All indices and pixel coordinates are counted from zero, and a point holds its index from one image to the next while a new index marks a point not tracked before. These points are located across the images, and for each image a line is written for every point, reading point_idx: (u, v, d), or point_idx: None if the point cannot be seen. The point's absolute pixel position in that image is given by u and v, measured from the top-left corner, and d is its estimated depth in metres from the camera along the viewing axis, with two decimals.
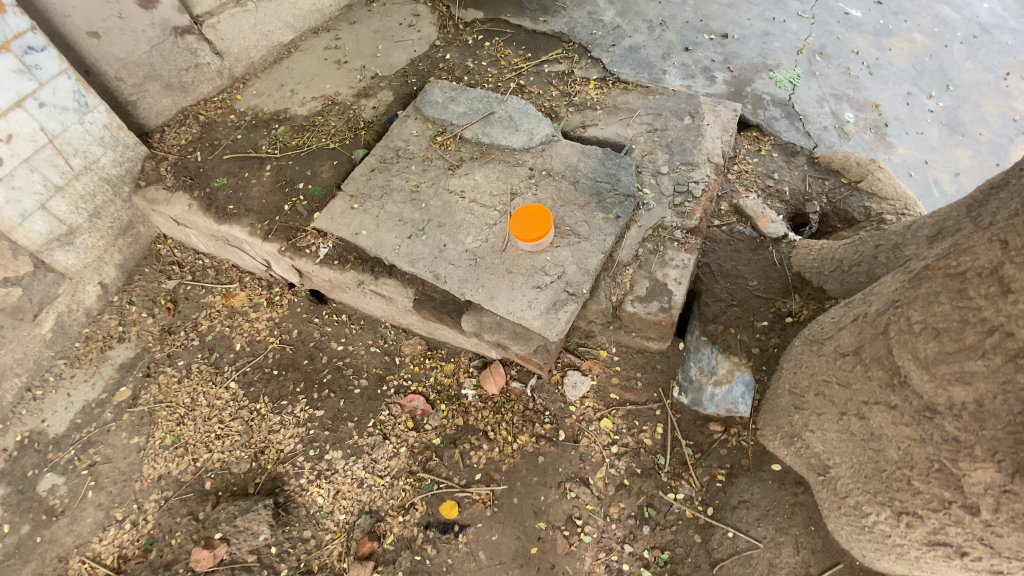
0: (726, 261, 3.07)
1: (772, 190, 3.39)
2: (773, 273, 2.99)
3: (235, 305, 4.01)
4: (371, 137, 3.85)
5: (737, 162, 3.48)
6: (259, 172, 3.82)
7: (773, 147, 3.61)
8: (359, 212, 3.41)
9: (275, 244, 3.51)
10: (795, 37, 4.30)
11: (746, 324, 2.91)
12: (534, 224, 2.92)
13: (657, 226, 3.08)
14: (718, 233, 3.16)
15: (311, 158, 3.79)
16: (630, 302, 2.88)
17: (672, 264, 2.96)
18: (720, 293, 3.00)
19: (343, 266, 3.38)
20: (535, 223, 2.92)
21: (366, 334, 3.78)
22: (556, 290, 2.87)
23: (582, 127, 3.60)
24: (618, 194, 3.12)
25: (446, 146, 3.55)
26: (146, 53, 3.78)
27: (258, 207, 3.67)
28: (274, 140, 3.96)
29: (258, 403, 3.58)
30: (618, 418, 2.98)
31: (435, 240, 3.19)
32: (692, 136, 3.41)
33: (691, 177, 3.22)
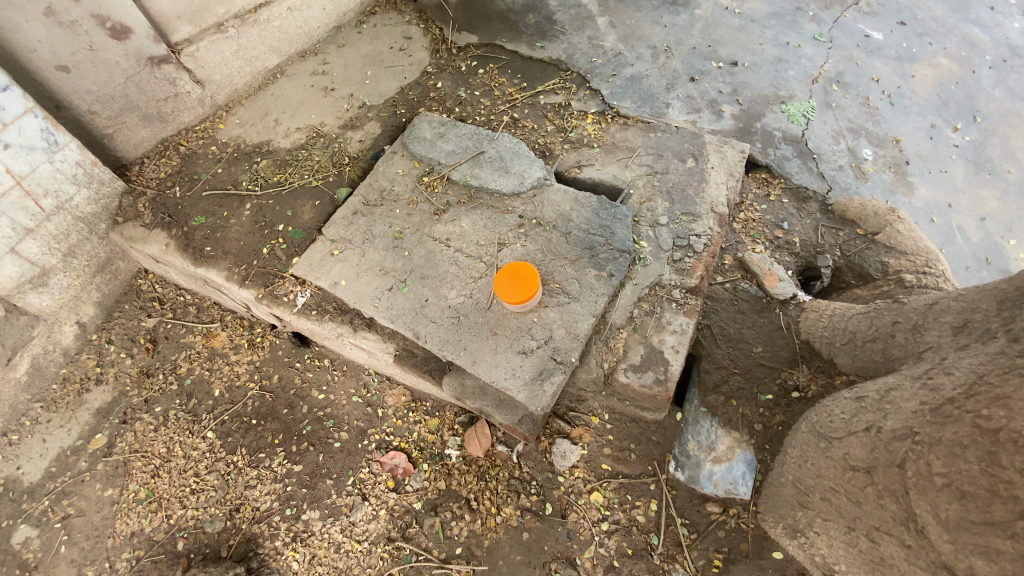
0: (729, 324, 2.83)
1: (780, 241, 3.15)
2: (780, 339, 2.76)
3: (215, 346, 3.86)
4: (356, 174, 3.65)
5: (743, 210, 3.23)
6: (238, 212, 3.66)
7: (783, 192, 3.37)
8: (339, 260, 3.20)
9: (252, 291, 3.34)
10: (811, 64, 4.02)
11: (748, 396, 2.69)
12: (519, 285, 2.62)
13: (655, 284, 2.82)
14: (721, 291, 2.92)
15: (292, 197, 3.61)
16: (622, 370, 2.64)
17: (670, 327, 2.70)
18: (721, 360, 2.77)
19: (320, 317, 3.19)
20: (520, 283, 2.63)
21: (349, 382, 3.61)
22: (542, 357, 2.63)
23: (577, 167, 3.33)
24: (613, 249, 2.85)
25: (432, 188, 3.30)
26: (120, 85, 3.61)
27: (236, 250, 3.52)
28: (256, 176, 3.79)
29: (235, 456, 3.45)
30: (609, 492, 2.79)
31: (416, 294, 2.97)
32: (695, 182, 3.15)
33: (694, 229, 2.97)
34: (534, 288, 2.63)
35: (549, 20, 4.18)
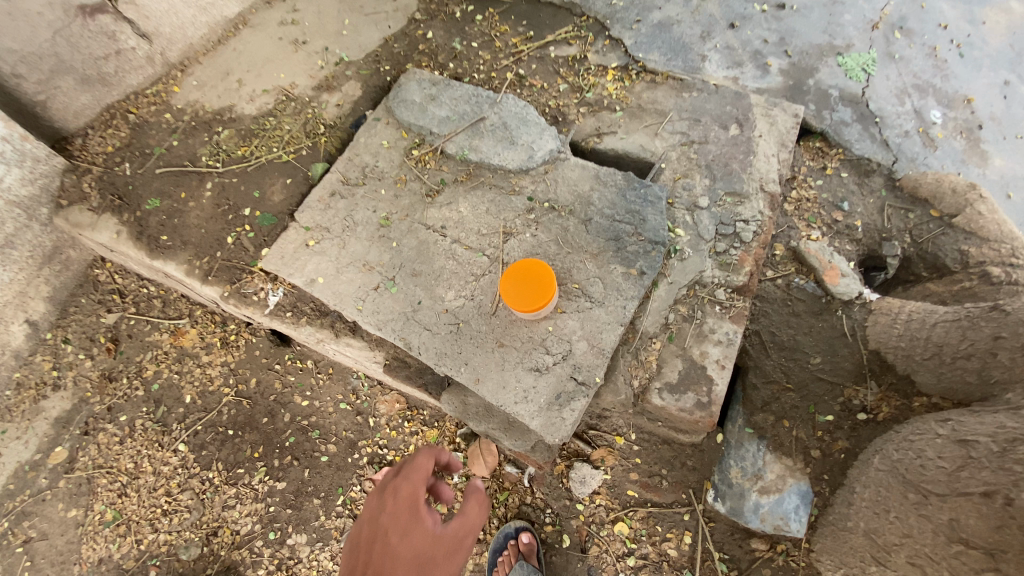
0: (782, 329, 2.37)
1: (840, 226, 2.65)
2: (843, 348, 2.31)
3: (184, 346, 3.41)
4: (334, 146, 3.10)
5: (796, 187, 2.71)
6: (199, 194, 3.15)
7: (841, 164, 2.85)
8: (315, 252, 2.70)
9: (216, 289, 2.88)
10: (870, 6, 3.36)
11: (804, 416, 2.27)
12: (524, 297, 2.14)
13: (694, 283, 2.33)
14: (772, 289, 2.44)
15: (259, 174, 3.07)
16: (656, 390, 2.19)
17: (714, 337, 2.24)
18: (771, 373, 2.33)
19: (296, 320, 2.73)
20: (527, 294, 2.14)
21: (336, 387, 3.16)
22: (560, 376, 2.19)
23: (596, 136, 2.78)
24: (643, 240, 2.34)
25: (423, 163, 2.75)
26: (49, 42, 3.00)
27: (197, 239, 3.02)
28: (217, 150, 3.25)
29: (210, 472, 3.09)
30: (636, 522, 2.43)
31: (407, 295, 2.50)
32: (741, 154, 2.61)
33: (740, 213, 2.46)
34: (545, 299, 2.14)
35: None
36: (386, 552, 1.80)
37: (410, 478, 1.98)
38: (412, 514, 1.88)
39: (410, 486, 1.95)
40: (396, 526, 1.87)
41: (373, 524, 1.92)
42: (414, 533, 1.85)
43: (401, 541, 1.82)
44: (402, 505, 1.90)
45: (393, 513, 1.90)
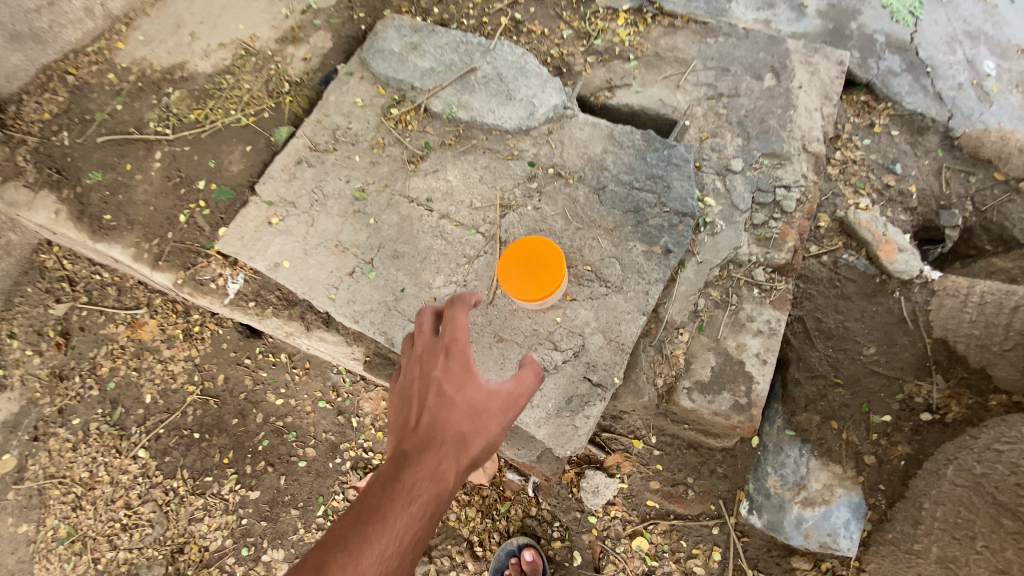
0: (829, 314, 2.02)
1: (892, 192, 2.27)
2: (902, 337, 1.96)
3: (143, 340, 3.02)
4: (301, 106, 2.67)
5: (840, 147, 2.32)
6: (146, 165, 2.72)
7: (890, 121, 2.45)
8: (278, 231, 2.30)
9: (168, 276, 2.48)
10: None
11: (855, 417, 1.95)
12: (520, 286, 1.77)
13: (728, 261, 1.96)
14: (816, 267, 2.08)
15: (215, 141, 2.64)
16: (684, 390, 1.85)
17: (753, 326, 1.88)
18: (817, 366, 1.99)
19: (260, 311, 2.35)
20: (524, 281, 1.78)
21: (313, 384, 2.79)
22: (572, 376, 1.83)
23: (607, 89, 2.36)
24: (668, 211, 1.96)
25: (404, 124, 2.33)
26: None
27: (146, 217, 2.61)
28: (167, 113, 2.80)
29: (175, 481, 2.76)
30: (657, 537, 2.12)
31: (388, 281, 2.12)
32: (779, 108, 2.21)
33: (779, 178, 2.07)
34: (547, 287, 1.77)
35: None
36: (433, 406, 1.47)
37: (453, 333, 1.52)
38: (461, 371, 1.49)
39: (455, 341, 1.52)
40: (442, 382, 1.49)
41: (413, 378, 1.56)
42: (466, 390, 1.48)
43: (451, 397, 1.48)
44: (448, 359, 1.50)
45: (437, 366, 1.51)
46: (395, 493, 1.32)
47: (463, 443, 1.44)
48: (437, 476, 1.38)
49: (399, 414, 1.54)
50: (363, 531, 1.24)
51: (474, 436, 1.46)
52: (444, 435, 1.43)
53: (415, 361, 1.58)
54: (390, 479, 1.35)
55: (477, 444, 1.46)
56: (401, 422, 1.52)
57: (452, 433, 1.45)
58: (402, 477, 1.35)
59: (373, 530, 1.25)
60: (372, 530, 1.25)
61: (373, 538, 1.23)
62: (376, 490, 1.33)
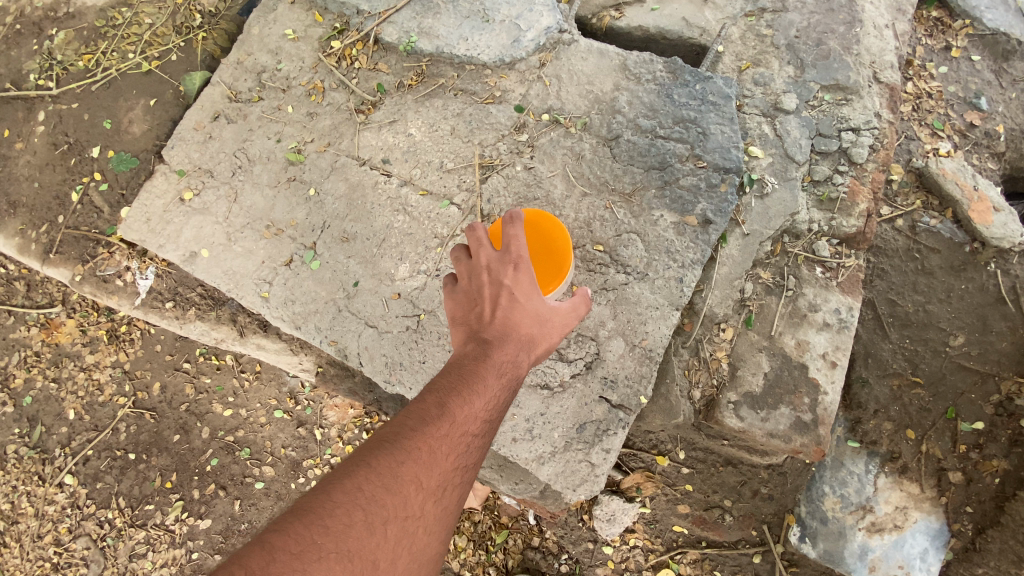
0: (907, 294, 1.58)
1: (976, 133, 1.80)
2: (998, 322, 1.55)
3: (61, 344, 2.43)
4: (218, 44, 2.07)
5: (912, 75, 1.82)
6: (28, 129, 2.12)
7: (969, 43, 1.94)
8: (192, 210, 1.78)
9: (64, 271, 1.95)
10: None
11: (938, 424, 1.54)
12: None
13: (783, 231, 1.50)
14: (890, 235, 1.61)
15: (111, 94, 2.05)
16: (729, 406, 1.43)
17: (817, 318, 1.44)
18: (890, 363, 1.56)
19: (181, 315, 1.88)
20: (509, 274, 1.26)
21: (266, 390, 2.31)
22: (582, 396, 1.42)
23: (614, 7, 1.80)
24: (703, 168, 1.48)
25: (350, 61, 1.77)
26: None
27: (32, 197, 2.05)
28: (50, 61, 2.17)
29: (110, 511, 2.36)
30: (687, 569, 1.73)
31: (337, 272, 1.65)
32: (841, 25, 1.69)
33: (846, 118, 1.58)
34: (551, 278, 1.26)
35: None
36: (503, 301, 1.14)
37: (514, 233, 1.12)
38: (530, 268, 1.13)
39: (520, 241, 1.12)
40: (511, 280, 1.10)
41: (468, 271, 1.16)
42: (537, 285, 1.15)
43: (522, 295, 1.11)
44: (517, 261, 1.11)
45: (499, 261, 1.12)
46: (486, 363, 1.04)
47: (540, 336, 1.13)
48: (521, 361, 1.09)
49: (453, 307, 1.18)
50: (464, 386, 1.00)
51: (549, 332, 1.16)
52: (520, 329, 1.09)
53: (466, 257, 1.17)
54: (474, 353, 1.06)
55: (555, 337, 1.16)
56: (456, 316, 1.16)
57: (527, 327, 1.10)
58: (488, 350, 1.06)
59: (477, 386, 1.01)
60: (474, 387, 1.01)
61: (479, 395, 1.00)
62: (460, 360, 1.06)
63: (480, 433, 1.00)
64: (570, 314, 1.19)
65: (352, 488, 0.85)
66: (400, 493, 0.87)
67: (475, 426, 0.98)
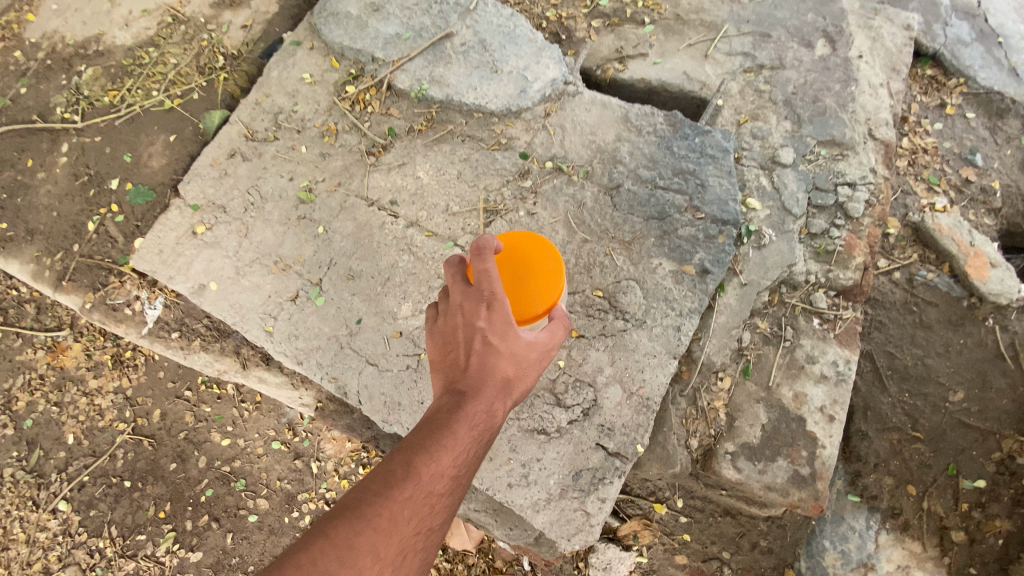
0: (906, 348, 1.58)
1: (971, 189, 1.83)
2: (997, 379, 1.54)
3: (65, 368, 2.45)
4: (238, 85, 2.17)
5: (908, 131, 1.87)
6: (51, 160, 2.20)
7: (964, 101, 2.00)
8: (203, 244, 1.83)
9: (75, 298, 2.00)
10: None
11: (939, 481, 1.52)
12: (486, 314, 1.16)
13: (780, 282, 1.52)
14: (888, 287, 1.63)
15: (133, 129, 2.14)
16: (726, 456, 1.42)
17: (814, 370, 1.45)
18: (890, 417, 1.55)
19: (186, 345, 1.91)
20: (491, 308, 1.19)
21: (265, 421, 2.31)
22: (579, 444, 1.42)
23: (618, 60, 1.89)
24: (701, 220, 1.52)
25: (363, 105, 1.85)
26: None
27: (48, 226, 2.11)
28: (77, 95, 2.27)
29: (102, 540, 2.34)
30: None
31: (342, 309, 1.68)
32: (837, 83, 1.76)
33: (842, 173, 1.62)
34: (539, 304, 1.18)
35: None
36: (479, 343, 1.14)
37: (484, 269, 1.06)
38: (505, 308, 1.10)
39: (491, 279, 1.07)
40: (484, 322, 1.10)
41: (446, 311, 1.17)
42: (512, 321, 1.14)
43: (497, 337, 1.10)
44: (489, 300, 1.08)
45: (472, 301, 1.10)
46: (459, 415, 1.05)
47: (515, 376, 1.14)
48: (495, 407, 1.10)
49: (433, 349, 1.20)
50: (432, 444, 1.01)
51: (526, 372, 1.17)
52: (495, 373, 1.10)
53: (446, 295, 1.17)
54: (448, 405, 1.07)
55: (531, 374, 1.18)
56: (436, 359, 1.18)
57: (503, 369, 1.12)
58: (461, 401, 1.07)
59: (445, 442, 1.02)
60: (441, 446, 1.01)
61: (445, 454, 1.00)
62: (435, 412, 1.07)
63: (445, 492, 1.00)
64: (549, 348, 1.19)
65: (307, 562, 0.83)
66: (356, 563, 0.86)
67: (440, 486, 0.99)
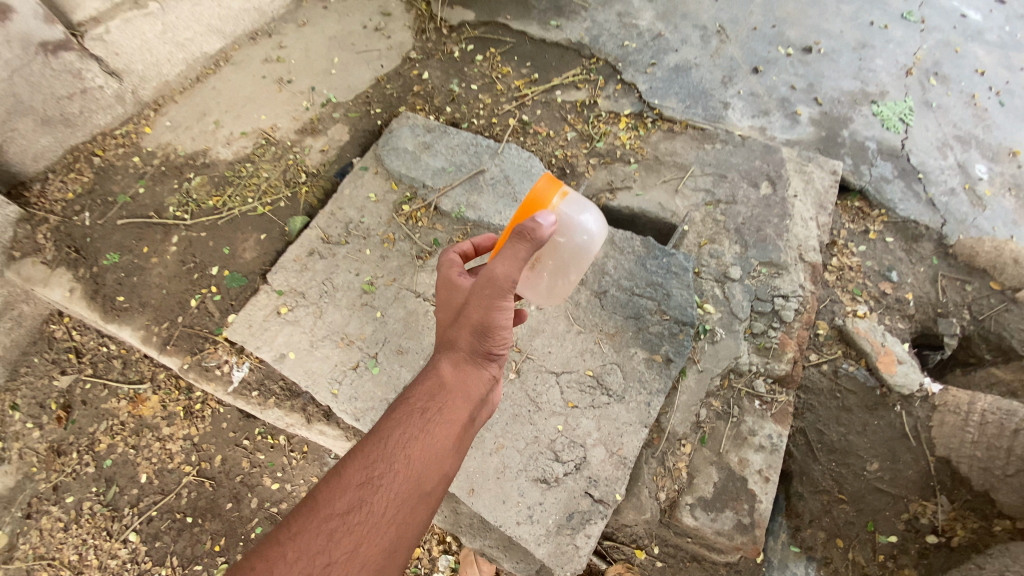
0: (831, 426, 2.02)
1: (888, 299, 2.32)
2: (905, 453, 1.95)
3: (144, 416, 2.91)
4: (316, 197, 2.82)
5: (837, 252, 2.40)
6: (163, 249, 2.78)
7: (884, 227, 2.53)
8: (286, 321, 2.35)
9: (175, 360, 2.51)
10: (901, 51, 3.24)
11: (860, 535, 1.90)
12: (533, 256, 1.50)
13: (729, 370, 2.00)
14: (816, 376, 2.09)
15: (231, 228, 2.74)
16: (686, 506, 1.83)
17: (755, 441, 1.89)
18: (820, 481, 1.96)
19: (263, 402, 2.40)
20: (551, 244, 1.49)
21: (310, 469, 2.78)
22: (573, 492, 1.85)
23: (609, 191, 2.47)
24: (668, 320, 2.02)
25: (416, 220, 2.45)
26: (4, 81, 2.56)
27: (157, 301, 2.66)
28: (187, 198, 2.89)
29: (163, 569, 2.71)
30: None
31: (392, 377, 2.20)
32: (775, 217, 2.31)
33: (777, 287, 2.13)
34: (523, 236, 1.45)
35: None
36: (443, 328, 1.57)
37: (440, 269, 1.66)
38: (442, 291, 1.56)
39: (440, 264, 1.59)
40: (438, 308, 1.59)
41: None
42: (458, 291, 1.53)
43: (441, 316, 1.55)
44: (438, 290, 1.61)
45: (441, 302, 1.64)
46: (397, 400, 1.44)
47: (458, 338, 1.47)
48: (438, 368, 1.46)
49: None
50: (342, 464, 1.30)
51: (463, 330, 1.45)
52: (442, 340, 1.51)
53: None
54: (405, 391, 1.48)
55: (472, 325, 1.43)
56: None
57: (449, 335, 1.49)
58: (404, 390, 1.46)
59: (356, 456, 1.31)
60: (346, 465, 1.29)
61: (348, 465, 1.28)
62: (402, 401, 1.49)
63: (348, 504, 1.22)
64: (477, 297, 1.41)
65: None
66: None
67: (338, 502, 1.22)
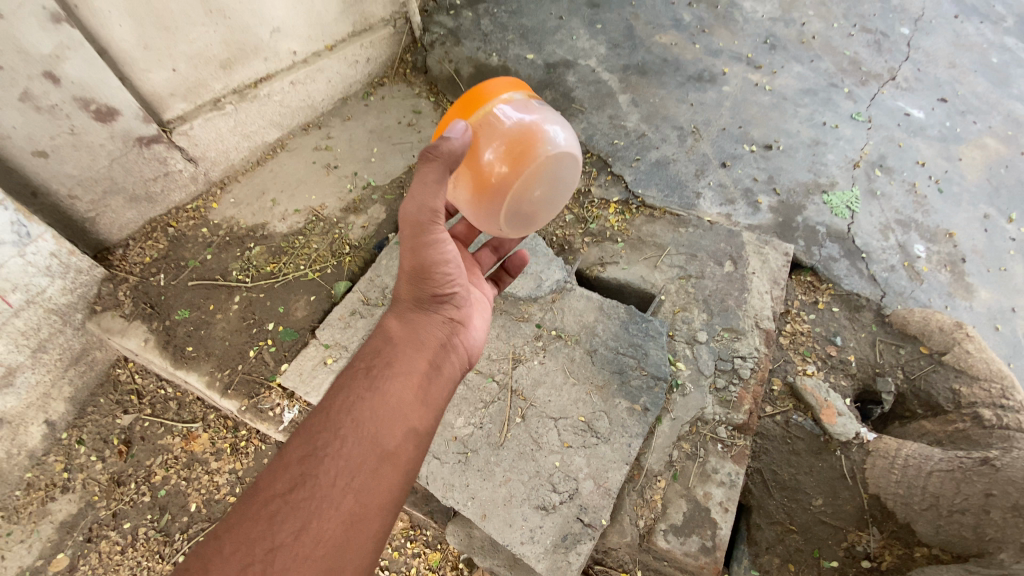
0: (783, 467, 2.44)
1: (833, 360, 2.79)
2: (844, 491, 2.35)
3: (195, 451, 3.33)
4: (357, 266, 3.41)
5: (790, 320, 2.89)
6: (226, 306, 3.27)
7: (832, 299, 3.02)
8: (332, 370, 2.85)
9: (234, 402, 2.97)
10: (850, 146, 3.83)
11: (809, 561, 2.27)
12: (488, 176, 1.81)
13: (696, 419, 2.45)
14: (771, 425, 2.54)
15: (285, 291, 3.29)
16: (661, 531, 2.23)
17: (717, 477, 2.32)
18: (775, 513, 2.36)
19: None
20: (499, 156, 1.77)
21: None
22: (567, 517, 2.25)
23: (600, 265, 3.00)
24: (646, 375, 2.49)
25: None
26: (105, 167, 3.08)
27: (220, 351, 3.12)
28: (247, 264, 3.40)
29: None
30: None
31: None
32: (736, 290, 2.81)
33: (737, 349, 2.61)
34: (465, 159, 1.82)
35: (567, 97, 3.92)
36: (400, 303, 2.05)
37: None
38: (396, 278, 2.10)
39: None
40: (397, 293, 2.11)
41: None
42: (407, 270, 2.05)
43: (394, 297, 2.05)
44: None
45: None
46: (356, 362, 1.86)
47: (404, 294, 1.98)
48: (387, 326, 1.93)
49: None
50: (289, 446, 1.56)
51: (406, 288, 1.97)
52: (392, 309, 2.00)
53: None
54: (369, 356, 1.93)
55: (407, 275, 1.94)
56: None
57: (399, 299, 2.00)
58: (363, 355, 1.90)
59: (303, 434, 1.59)
60: (294, 441, 1.57)
61: (295, 441, 1.55)
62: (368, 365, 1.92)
63: (291, 481, 1.46)
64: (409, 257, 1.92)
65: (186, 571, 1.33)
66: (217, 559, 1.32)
67: (281, 485, 1.46)
